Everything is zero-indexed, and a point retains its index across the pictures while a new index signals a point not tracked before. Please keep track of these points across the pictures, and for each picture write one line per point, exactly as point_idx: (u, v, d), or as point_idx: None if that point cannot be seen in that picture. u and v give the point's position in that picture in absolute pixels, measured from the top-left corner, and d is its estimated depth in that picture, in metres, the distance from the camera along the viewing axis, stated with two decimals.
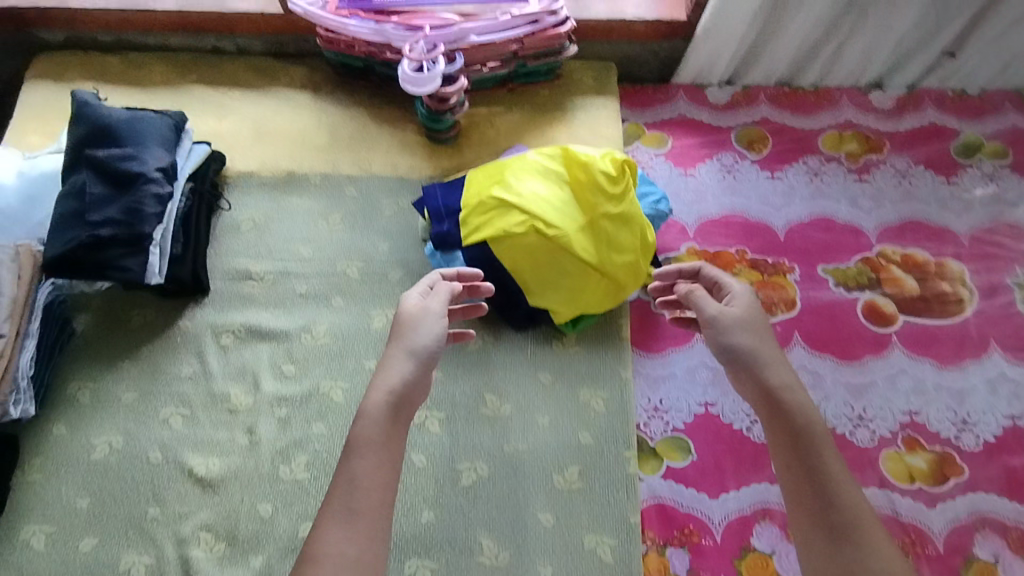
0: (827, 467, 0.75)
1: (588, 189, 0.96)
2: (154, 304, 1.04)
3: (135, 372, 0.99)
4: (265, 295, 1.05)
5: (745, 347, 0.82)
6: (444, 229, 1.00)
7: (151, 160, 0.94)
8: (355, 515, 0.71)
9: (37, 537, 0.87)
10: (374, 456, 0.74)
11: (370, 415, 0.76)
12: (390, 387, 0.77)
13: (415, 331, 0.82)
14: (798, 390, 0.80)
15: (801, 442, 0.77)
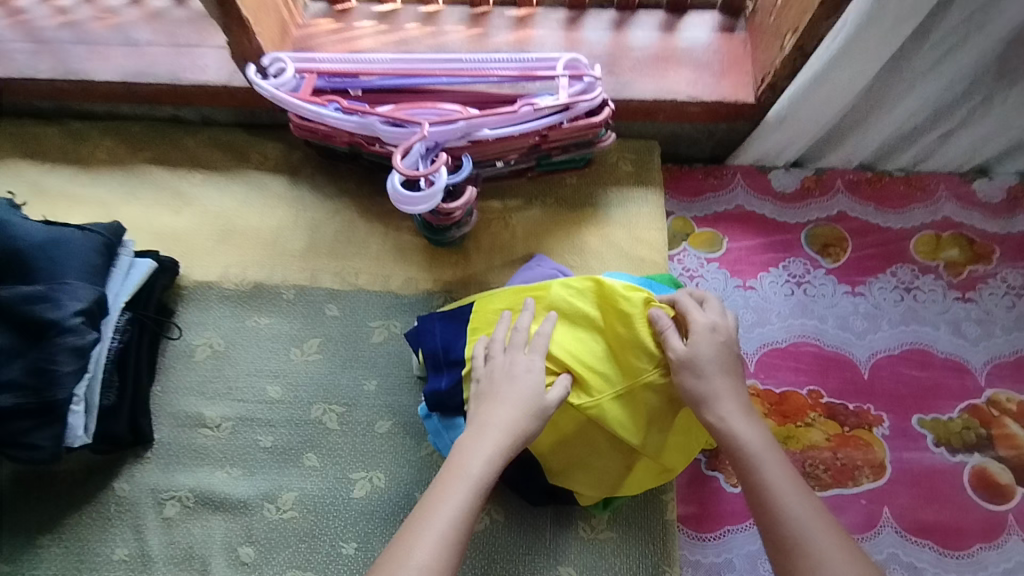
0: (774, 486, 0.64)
1: (631, 347, 0.73)
2: (85, 459, 0.84)
3: (58, 552, 0.80)
4: (221, 449, 0.85)
5: (688, 372, 0.69)
6: (441, 386, 0.78)
7: (70, 301, 0.73)
8: (446, 540, 0.60)
9: None
10: (477, 491, 0.63)
11: (476, 444, 0.66)
12: (503, 427, 0.67)
13: (521, 384, 0.69)
14: (737, 412, 0.69)
15: (744, 462, 0.67)
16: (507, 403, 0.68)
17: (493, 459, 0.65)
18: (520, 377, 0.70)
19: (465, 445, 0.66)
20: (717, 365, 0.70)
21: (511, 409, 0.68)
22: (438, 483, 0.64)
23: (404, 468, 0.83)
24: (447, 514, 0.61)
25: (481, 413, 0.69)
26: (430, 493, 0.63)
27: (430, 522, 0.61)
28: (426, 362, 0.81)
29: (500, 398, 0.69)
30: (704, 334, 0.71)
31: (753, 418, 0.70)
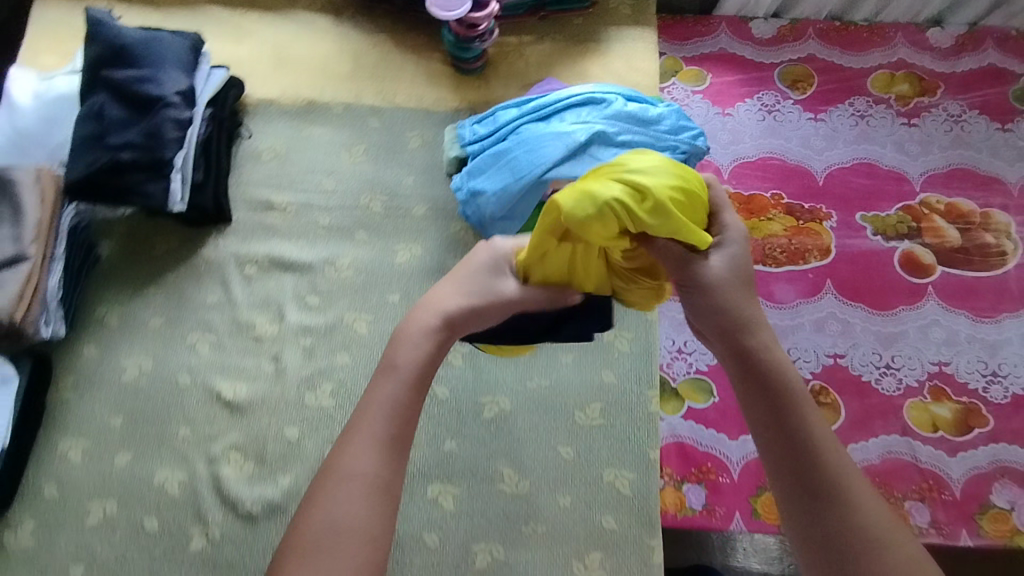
0: (811, 430, 0.63)
1: (664, 186, 0.66)
2: (177, 232, 1.02)
3: (162, 298, 0.98)
4: (287, 226, 1.03)
5: (732, 294, 0.68)
6: (484, 185, 0.94)
7: (169, 83, 0.90)
8: (380, 438, 0.65)
9: (73, 450, 0.90)
10: (410, 382, 0.68)
11: (415, 328, 0.71)
12: (437, 312, 0.72)
13: (484, 280, 0.74)
14: (779, 347, 0.68)
15: (778, 391, 0.65)
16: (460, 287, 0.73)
17: (423, 355, 0.69)
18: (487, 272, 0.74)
19: (409, 331, 0.71)
20: (745, 289, 0.69)
21: (456, 294, 0.72)
22: (380, 382, 0.68)
23: (438, 242, 1.02)
24: (380, 417, 0.66)
25: (430, 300, 0.73)
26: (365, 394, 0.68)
27: (364, 429, 0.65)
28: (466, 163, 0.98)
29: (456, 283, 0.74)
30: (745, 245, 0.70)
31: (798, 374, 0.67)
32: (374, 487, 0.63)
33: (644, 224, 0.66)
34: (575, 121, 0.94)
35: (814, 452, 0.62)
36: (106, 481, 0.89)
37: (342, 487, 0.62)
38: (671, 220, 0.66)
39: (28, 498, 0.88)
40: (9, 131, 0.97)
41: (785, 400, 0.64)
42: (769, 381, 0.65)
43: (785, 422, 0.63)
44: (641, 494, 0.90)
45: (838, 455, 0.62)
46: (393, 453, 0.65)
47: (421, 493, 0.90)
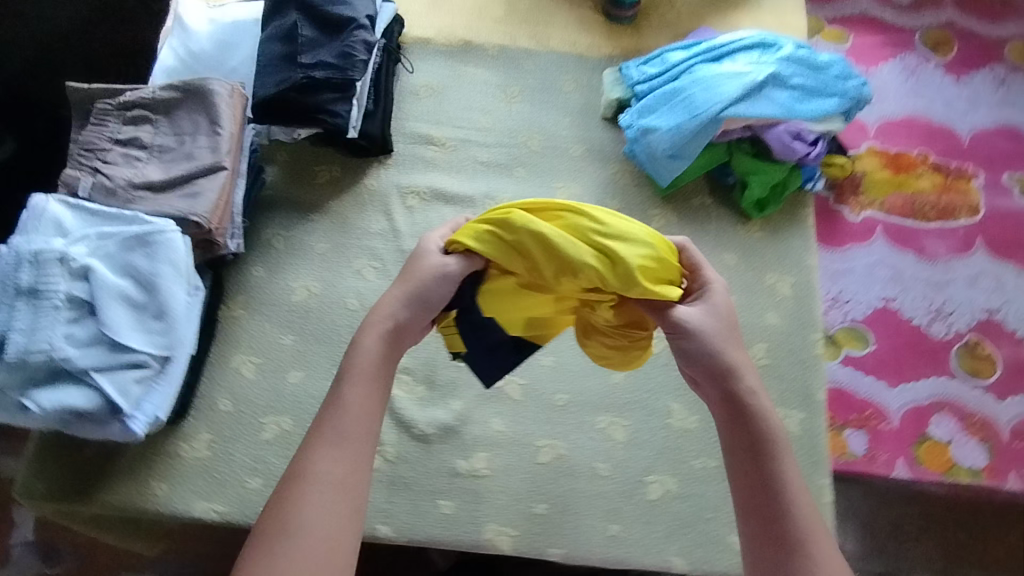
0: (787, 485, 0.62)
1: (637, 256, 0.67)
2: (340, 161, 1.02)
3: (327, 225, 0.99)
4: (447, 160, 1.03)
5: (715, 339, 0.67)
6: (656, 123, 0.95)
7: (360, 7, 0.90)
8: (345, 438, 0.63)
9: (247, 366, 0.90)
10: (373, 382, 0.67)
11: (367, 336, 0.69)
12: (390, 317, 0.69)
13: (423, 266, 0.71)
14: (763, 394, 0.66)
15: (759, 443, 0.64)
16: (404, 289, 0.70)
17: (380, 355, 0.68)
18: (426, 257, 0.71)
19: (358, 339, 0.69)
20: (736, 336, 0.68)
21: (405, 297, 0.70)
22: (338, 388, 0.66)
23: (596, 182, 1.03)
24: (348, 416, 0.64)
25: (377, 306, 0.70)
26: (329, 397, 0.66)
27: (330, 429, 0.64)
28: (634, 104, 0.99)
29: (401, 284, 0.71)
30: (726, 295, 0.70)
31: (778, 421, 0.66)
32: (340, 487, 0.61)
33: (612, 285, 0.67)
34: (750, 62, 0.95)
35: (785, 508, 0.60)
36: (280, 396, 0.90)
37: (306, 486, 0.60)
38: (638, 287, 0.67)
39: (204, 411, 0.88)
40: (182, 55, 0.98)
41: (766, 449, 0.63)
42: (748, 429, 0.64)
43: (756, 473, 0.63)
44: (809, 434, 0.90)
45: (808, 515, 0.60)
46: (359, 455, 0.63)
47: (590, 423, 0.90)
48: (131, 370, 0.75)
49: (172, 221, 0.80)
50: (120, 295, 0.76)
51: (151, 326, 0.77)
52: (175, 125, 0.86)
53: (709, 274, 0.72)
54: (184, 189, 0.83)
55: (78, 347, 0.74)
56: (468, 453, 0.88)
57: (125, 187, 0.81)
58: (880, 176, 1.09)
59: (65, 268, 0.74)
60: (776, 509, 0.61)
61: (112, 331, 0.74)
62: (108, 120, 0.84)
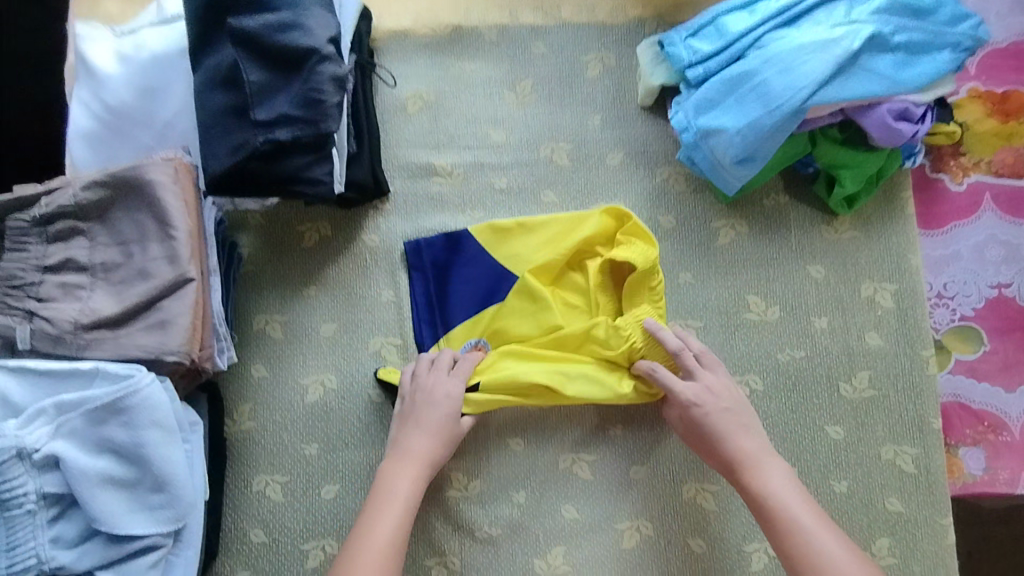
0: (809, 535, 0.62)
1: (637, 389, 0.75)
2: (328, 215, 0.83)
3: (328, 300, 0.81)
4: (456, 194, 0.83)
5: (713, 421, 0.70)
6: (720, 121, 0.74)
7: (317, 28, 0.68)
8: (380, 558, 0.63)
9: (271, 487, 0.77)
10: (404, 516, 0.66)
11: (399, 475, 0.68)
12: (423, 457, 0.70)
13: (436, 414, 0.71)
14: (762, 456, 0.68)
15: (770, 510, 0.65)
16: (427, 432, 0.71)
17: (415, 483, 0.68)
18: (436, 406, 0.72)
19: (389, 474, 0.69)
20: (739, 420, 0.70)
21: (429, 436, 0.71)
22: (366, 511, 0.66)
23: (643, 195, 0.83)
24: (382, 539, 0.64)
25: (401, 437, 0.71)
26: (362, 517, 0.66)
27: (361, 545, 0.63)
28: (686, 97, 0.78)
29: (422, 425, 0.71)
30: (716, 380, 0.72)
31: (786, 471, 0.67)
32: None
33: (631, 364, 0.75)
34: (834, 25, 0.73)
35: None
36: (317, 517, 0.77)
37: None
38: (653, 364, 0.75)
39: (235, 546, 0.77)
40: (98, 112, 0.75)
41: (779, 512, 0.64)
42: (774, 513, 0.64)
43: (797, 550, 0.62)
44: (925, 470, 0.78)
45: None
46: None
47: (676, 493, 0.79)
48: (141, 556, 0.62)
49: (144, 365, 0.64)
50: (103, 477, 0.61)
51: (152, 502, 0.63)
52: (114, 232, 0.67)
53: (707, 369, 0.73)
54: (148, 318, 0.65)
55: (70, 548, 0.61)
56: (543, 549, 0.77)
57: (72, 330, 0.64)
58: (985, 127, 0.88)
59: (26, 462, 0.59)
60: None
61: (105, 523, 0.61)
62: (29, 242, 0.66)
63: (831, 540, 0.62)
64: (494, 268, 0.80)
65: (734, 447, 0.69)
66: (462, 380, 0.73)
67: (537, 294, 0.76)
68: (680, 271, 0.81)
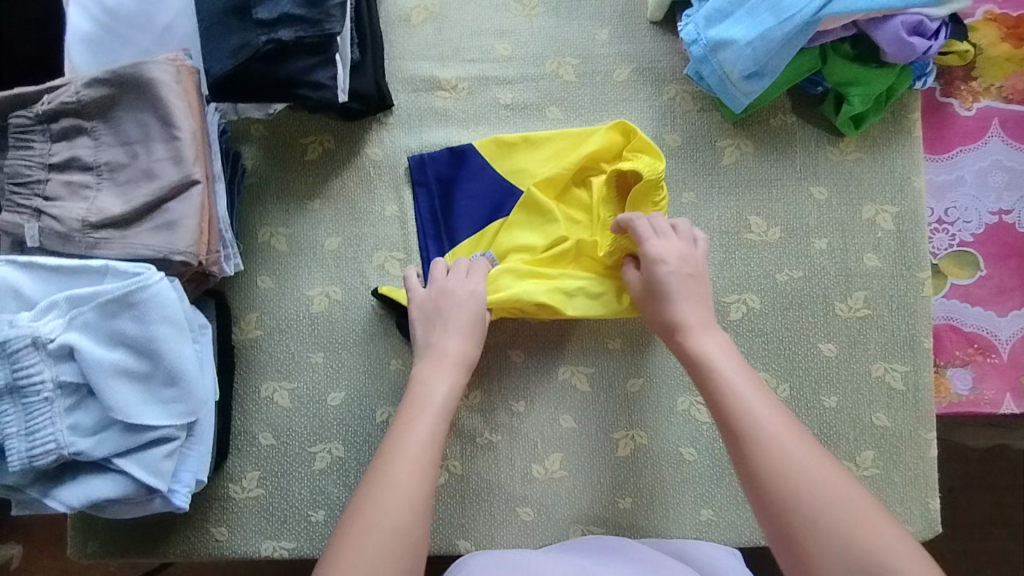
0: (744, 393, 0.61)
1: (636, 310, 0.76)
2: (331, 128, 0.82)
3: (332, 213, 0.82)
4: (461, 108, 0.82)
5: (668, 287, 0.70)
6: (730, 33, 0.73)
7: None
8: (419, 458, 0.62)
9: (279, 394, 0.80)
10: (440, 416, 0.66)
11: (437, 377, 0.69)
12: (455, 362, 0.70)
13: (463, 314, 0.72)
14: (706, 327, 0.68)
15: (709, 370, 0.64)
16: (457, 339, 0.71)
17: (452, 389, 0.69)
18: (459, 307, 0.72)
19: (423, 380, 0.69)
20: (693, 290, 0.70)
21: (461, 341, 0.71)
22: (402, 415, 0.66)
23: (649, 112, 0.82)
24: (420, 438, 0.64)
25: (432, 345, 0.71)
26: (398, 422, 0.66)
27: (399, 446, 0.63)
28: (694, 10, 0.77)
29: (449, 329, 0.72)
30: (685, 250, 0.71)
31: (729, 343, 0.67)
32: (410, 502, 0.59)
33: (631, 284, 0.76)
34: None
35: (763, 433, 0.58)
36: (323, 422, 0.80)
37: (376, 498, 0.59)
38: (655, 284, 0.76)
39: (245, 448, 0.80)
40: (98, 14, 0.73)
41: (716, 371, 0.63)
42: (711, 373, 0.64)
43: (729, 405, 0.60)
44: (913, 387, 0.81)
45: (791, 439, 0.57)
46: (429, 485, 0.61)
47: (670, 405, 0.81)
48: (156, 446, 0.65)
49: (152, 264, 0.65)
50: (117, 369, 0.63)
51: (165, 395, 0.65)
52: (118, 132, 0.67)
53: (668, 242, 0.71)
54: (155, 219, 0.66)
55: (88, 436, 0.63)
56: (541, 455, 0.80)
57: (80, 229, 0.64)
58: (998, 51, 0.87)
59: (42, 351, 0.61)
60: (755, 434, 0.58)
61: (121, 413, 0.63)
62: (33, 139, 0.66)
63: (762, 401, 0.60)
64: (499, 183, 0.80)
65: (676, 314, 0.69)
66: (481, 282, 0.74)
67: (543, 207, 0.77)
68: (683, 190, 0.82)
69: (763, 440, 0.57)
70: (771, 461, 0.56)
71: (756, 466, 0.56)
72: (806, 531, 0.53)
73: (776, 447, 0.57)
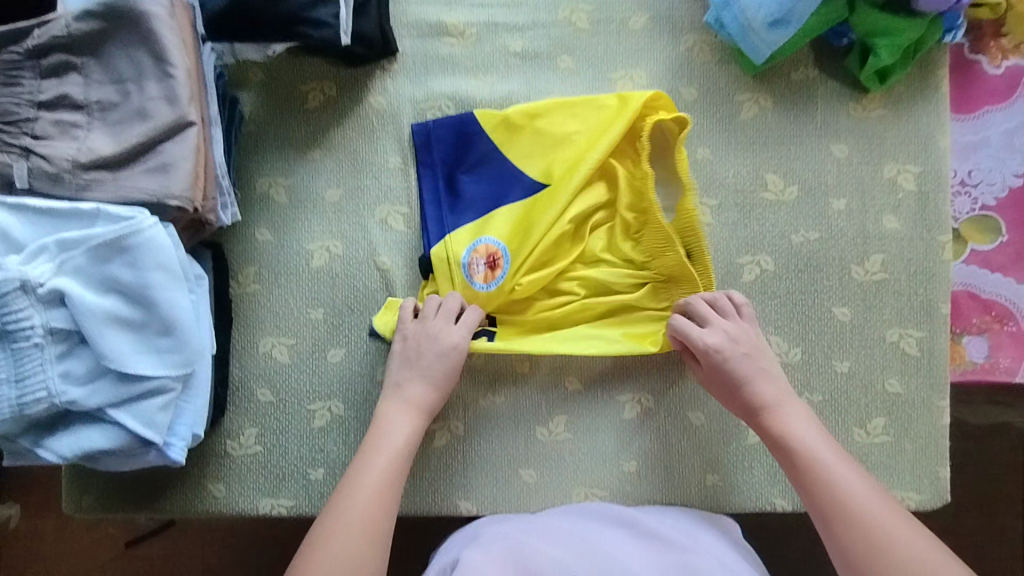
0: (833, 479, 0.64)
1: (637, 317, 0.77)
2: (333, 74, 0.79)
3: (333, 164, 0.79)
4: (469, 56, 0.79)
5: (734, 363, 0.70)
6: None
7: None
8: (371, 500, 0.64)
9: (278, 349, 0.78)
10: (397, 459, 0.68)
11: (397, 418, 0.70)
12: (416, 400, 0.71)
13: (434, 354, 0.72)
14: (783, 402, 0.69)
15: (794, 456, 0.66)
16: (421, 378, 0.72)
17: (411, 432, 0.70)
18: (433, 345, 0.72)
19: (386, 418, 0.70)
20: (760, 364, 0.71)
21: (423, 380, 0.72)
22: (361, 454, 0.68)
23: (665, 63, 0.79)
24: (375, 481, 0.66)
25: (397, 380, 0.72)
26: (357, 460, 0.68)
27: (356, 485, 0.65)
28: None
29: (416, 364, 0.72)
30: (743, 327, 0.72)
31: (807, 415, 0.69)
32: (361, 542, 0.62)
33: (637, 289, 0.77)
34: None
35: (859, 520, 0.61)
36: (324, 378, 0.78)
37: (329, 535, 0.62)
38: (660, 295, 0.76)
39: (243, 404, 0.78)
40: None
41: (802, 456, 0.66)
42: (797, 457, 0.66)
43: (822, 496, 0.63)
44: (928, 354, 0.79)
45: (888, 520, 0.61)
46: (380, 526, 0.64)
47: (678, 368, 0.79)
48: (151, 398, 0.63)
49: (146, 207, 0.62)
50: (110, 317, 0.61)
51: (160, 344, 0.63)
52: (109, 69, 0.64)
53: (728, 320, 0.72)
54: (148, 161, 0.63)
55: (80, 385, 0.61)
56: (546, 417, 0.79)
57: (69, 169, 0.61)
58: None
59: (31, 296, 0.59)
60: (852, 521, 0.61)
61: (115, 361, 0.61)
62: (22, 76, 0.62)
63: (857, 487, 0.63)
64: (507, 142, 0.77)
65: (755, 392, 0.70)
66: (465, 326, 0.73)
67: (559, 193, 0.75)
68: (698, 146, 0.79)
69: (863, 529, 0.60)
70: (873, 548, 0.59)
71: (858, 557, 0.60)
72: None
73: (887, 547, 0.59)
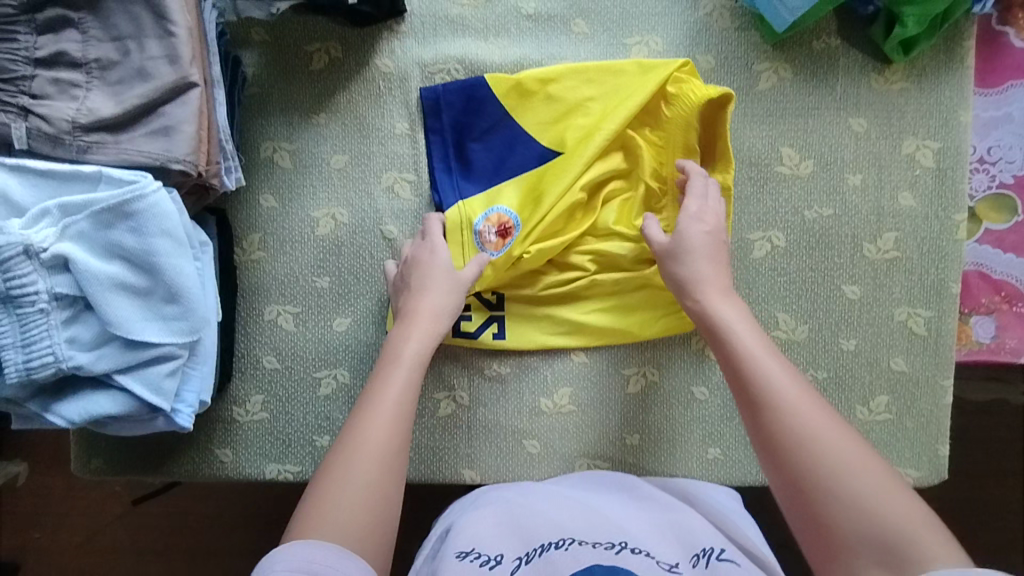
0: (755, 350, 0.59)
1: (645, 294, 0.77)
2: (338, 34, 0.76)
3: (339, 130, 0.77)
4: (480, 17, 0.77)
5: (688, 241, 0.67)
6: None
7: None
8: (395, 415, 0.58)
9: (283, 317, 0.77)
10: (416, 370, 0.63)
11: (408, 335, 0.66)
12: (432, 312, 0.67)
13: (437, 271, 0.69)
14: (724, 292, 0.66)
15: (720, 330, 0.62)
16: (433, 292, 0.68)
17: (426, 340, 0.66)
18: (432, 265, 0.70)
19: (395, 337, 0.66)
20: (711, 248, 0.68)
21: (438, 296, 0.68)
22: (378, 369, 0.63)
23: (683, 28, 0.76)
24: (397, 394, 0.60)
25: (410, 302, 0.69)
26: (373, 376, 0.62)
27: (372, 397, 0.59)
28: None
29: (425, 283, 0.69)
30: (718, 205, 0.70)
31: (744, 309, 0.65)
32: (386, 464, 0.55)
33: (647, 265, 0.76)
34: None
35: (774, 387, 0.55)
36: (329, 346, 0.78)
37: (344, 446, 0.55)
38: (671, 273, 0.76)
39: (248, 371, 0.78)
40: None
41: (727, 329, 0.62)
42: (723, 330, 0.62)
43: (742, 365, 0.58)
44: (935, 334, 0.78)
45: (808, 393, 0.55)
46: (402, 443, 0.57)
47: (684, 342, 0.79)
48: (158, 364, 0.63)
49: (149, 173, 0.61)
50: (115, 283, 0.60)
51: (166, 312, 0.62)
52: (107, 25, 0.62)
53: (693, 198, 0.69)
54: (150, 124, 0.61)
55: (87, 351, 0.61)
56: (551, 389, 0.79)
57: (69, 131, 0.59)
58: None
59: (35, 261, 0.58)
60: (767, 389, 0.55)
61: (120, 328, 0.60)
62: (17, 31, 0.60)
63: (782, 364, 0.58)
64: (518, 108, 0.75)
65: (694, 269, 0.67)
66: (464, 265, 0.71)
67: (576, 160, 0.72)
68: None
69: (779, 397, 0.54)
70: (785, 413, 0.53)
71: (773, 423, 0.53)
72: (822, 488, 0.49)
73: (790, 406, 0.53)
